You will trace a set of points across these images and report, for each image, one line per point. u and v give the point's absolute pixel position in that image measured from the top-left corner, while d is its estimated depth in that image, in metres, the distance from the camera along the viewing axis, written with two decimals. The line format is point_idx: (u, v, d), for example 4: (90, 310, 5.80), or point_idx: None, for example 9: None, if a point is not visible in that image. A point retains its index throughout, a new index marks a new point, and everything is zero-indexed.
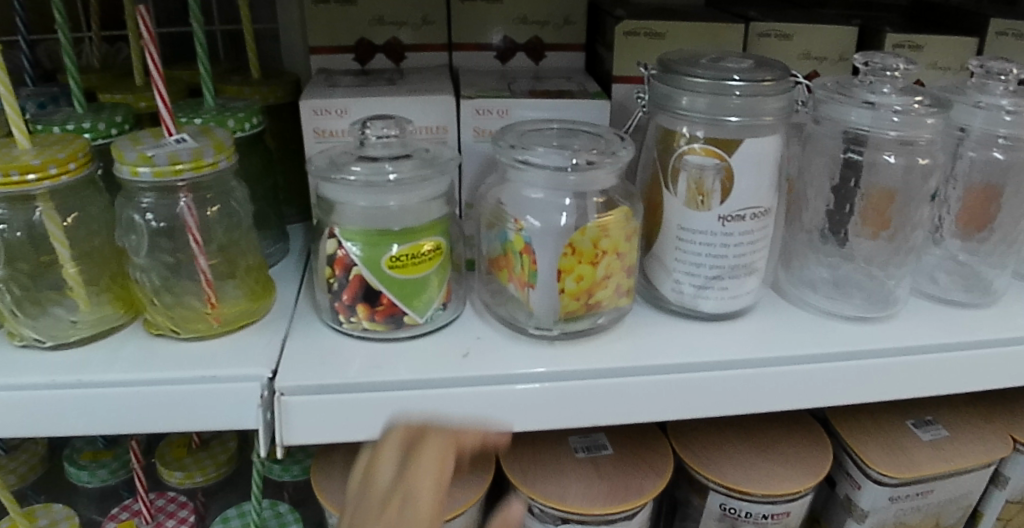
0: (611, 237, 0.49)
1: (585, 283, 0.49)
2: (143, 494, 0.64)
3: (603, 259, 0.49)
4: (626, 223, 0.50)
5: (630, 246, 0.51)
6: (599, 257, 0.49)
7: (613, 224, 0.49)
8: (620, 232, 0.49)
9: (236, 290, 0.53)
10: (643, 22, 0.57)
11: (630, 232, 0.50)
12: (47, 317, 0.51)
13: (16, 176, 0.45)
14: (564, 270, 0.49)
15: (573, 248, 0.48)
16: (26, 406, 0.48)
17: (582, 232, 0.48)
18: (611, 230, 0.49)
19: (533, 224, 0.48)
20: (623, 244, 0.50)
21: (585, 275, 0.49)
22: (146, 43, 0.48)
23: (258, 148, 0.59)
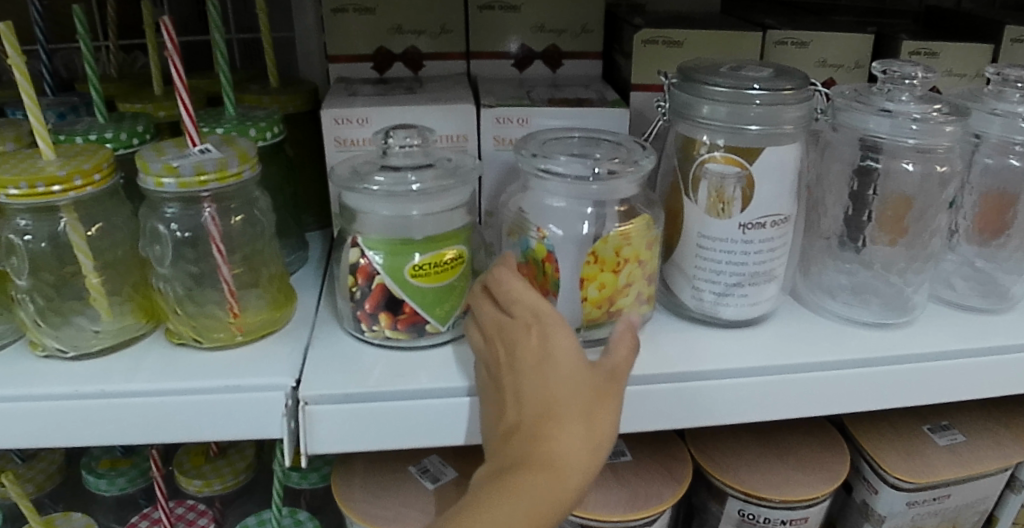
0: (633, 245, 0.49)
1: (607, 291, 0.50)
2: (163, 502, 0.64)
3: (625, 267, 0.50)
4: (648, 231, 0.50)
5: (651, 253, 0.51)
6: (622, 265, 0.49)
7: (636, 232, 0.49)
8: (642, 239, 0.50)
9: (259, 299, 0.53)
10: (662, 31, 0.57)
11: (651, 240, 0.50)
12: (71, 327, 0.51)
13: (42, 188, 0.46)
14: (587, 278, 0.49)
15: (596, 256, 0.49)
16: (51, 416, 0.48)
17: (606, 241, 0.48)
18: (633, 238, 0.49)
19: (555, 233, 0.49)
20: (645, 251, 0.50)
21: (607, 283, 0.49)
22: (170, 53, 0.48)
23: (278, 157, 0.59)
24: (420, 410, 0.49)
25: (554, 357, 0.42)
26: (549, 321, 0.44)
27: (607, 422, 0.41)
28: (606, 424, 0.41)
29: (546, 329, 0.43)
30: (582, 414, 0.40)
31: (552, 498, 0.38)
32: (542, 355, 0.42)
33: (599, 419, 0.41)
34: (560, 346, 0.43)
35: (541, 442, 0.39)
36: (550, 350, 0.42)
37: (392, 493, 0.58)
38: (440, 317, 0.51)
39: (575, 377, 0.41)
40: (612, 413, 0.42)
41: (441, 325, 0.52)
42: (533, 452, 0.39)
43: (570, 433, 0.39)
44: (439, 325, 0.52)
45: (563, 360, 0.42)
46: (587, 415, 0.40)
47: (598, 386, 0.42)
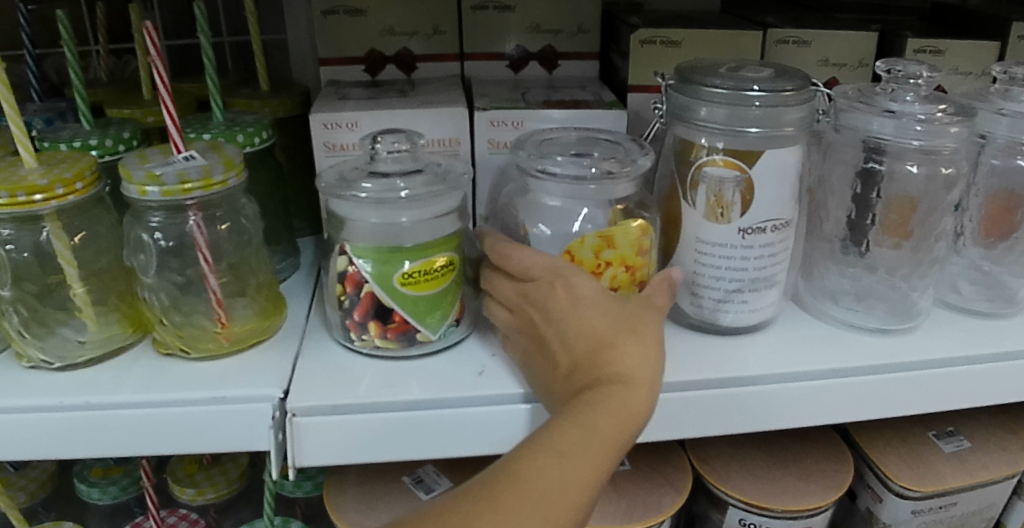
0: (616, 249, 0.47)
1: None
2: (155, 512, 0.63)
3: (607, 272, 0.47)
4: (636, 238, 0.48)
5: (642, 262, 0.48)
6: (602, 269, 0.47)
7: (620, 236, 0.47)
8: (628, 245, 0.47)
9: (247, 308, 0.52)
10: (659, 30, 0.56)
11: (640, 246, 0.48)
12: (55, 337, 0.50)
13: (22, 197, 0.45)
14: None
15: (572, 256, 0.47)
16: (35, 429, 0.47)
17: (582, 239, 0.47)
18: (614, 241, 0.47)
19: (544, 233, 0.48)
20: (633, 259, 0.48)
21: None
22: (154, 59, 0.48)
23: (268, 162, 0.58)
24: (411, 422, 0.48)
25: (585, 299, 0.43)
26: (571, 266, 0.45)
27: (659, 337, 0.43)
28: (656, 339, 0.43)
29: (571, 273, 0.45)
30: (634, 333, 0.42)
31: (637, 404, 0.39)
32: (573, 300, 0.44)
33: (646, 332, 0.42)
34: (591, 284, 0.44)
35: (606, 360, 0.41)
36: (581, 293, 0.44)
37: (386, 504, 0.57)
38: (431, 326, 0.50)
39: (616, 309, 0.43)
40: (658, 329, 0.44)
41: (431, 333, 0.50)
42: (602, 376, 0.40)
43: (631, 349, 0.41)
44: (430, 334, 0.50)
45: (596, 296, 0.44)
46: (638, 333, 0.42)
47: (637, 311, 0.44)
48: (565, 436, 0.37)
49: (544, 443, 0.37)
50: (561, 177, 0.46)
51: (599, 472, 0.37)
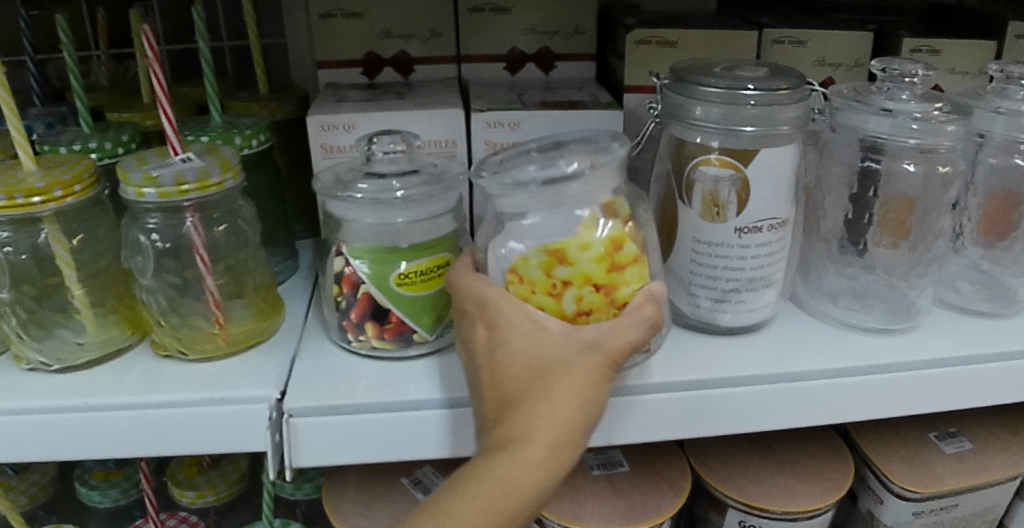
0: (572, 266, 0.42)
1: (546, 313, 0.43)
2: (154, 515, 0.63)
3: (566, 290, 0.42)
4: (601, 253, 0.42)
5: (615, 278, 0.43)
6: (561, 287, 0.42)
7: (582, 249, 0.42)
8: (590, 260, 0.42)
9: (244, 310, 0.53)
10: (654, 31, 0.56)
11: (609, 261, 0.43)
12: (54, 339, 0.50)
13: (20, 199, 0.45)
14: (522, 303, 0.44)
15: (520, 276, 0.43)
16: (33, 430, 0.47)
17: (527, 256, 0.43)
18: (566, 258, 0.42)
19: (512, 250, 0.44)
20: (603, 276, 0.42)
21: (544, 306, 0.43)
22: (151, 62, 0.48)
23: (267, 164, 0.59)
24: (408, 423, 0.47)
25: (504, 342, 0.41)
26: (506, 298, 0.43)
27: (591, 386, 0.39)
28: (585, 389, 0.39)
29: (505, 308, 0.42)
30: (555, 382, 0.39)
31: (525, 471, 0.37)
32: (495, 342, 0.42)
33: (562, 386, 0.39)
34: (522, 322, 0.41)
35: (521, 416, 0.39)
36: (503, 335, 0.42)
37: (385, 507, 0.57)
38: (428, 327, 0.50)
39: (535, 355, 0.40)
40: (591, 382, 0.39)
41: (429, 334, 0.51)
42: (501, 435, 0.39)
43: (548, 400, 0.38)
44: (427, 334, 0.51)
45: (525, 335, 0.41)
46: (561, 380, 0.39)
47: (566, 353, 0.40)
48: (448, 499, 0.38)
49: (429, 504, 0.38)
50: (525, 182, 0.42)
51: None
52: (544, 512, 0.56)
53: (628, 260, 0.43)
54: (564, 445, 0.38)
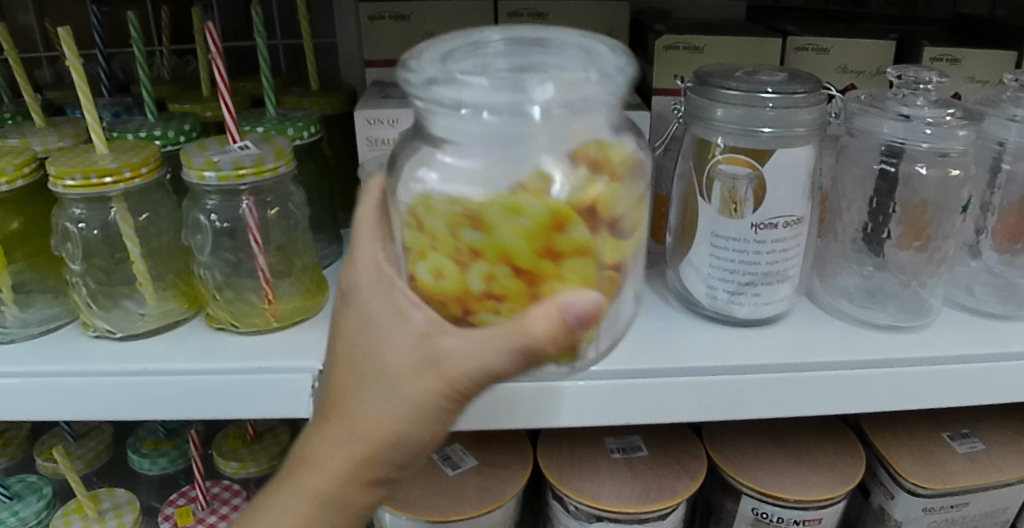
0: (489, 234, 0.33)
1: (445, 282, 0.35)
2: (200, 480, 0.68)
3: (474, 263, 0.34)
4: (529, 226, 0.33)
5: (549, 268, 0.33)
6: (469, 257, 0.34)
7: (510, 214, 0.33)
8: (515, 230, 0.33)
9: (292, 287, 0.57)
10: (682, 36, 0.59)
11: (535, 228, 0.33)
12: (119, 309, 0.55)
13: (94, 179, 0.50)
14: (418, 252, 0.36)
15: (422, 224, 0.35)
16: (98, 390, 0.52)
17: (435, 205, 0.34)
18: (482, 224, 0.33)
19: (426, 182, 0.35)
20: (525, 256, 0.33)
21: (444, 270, 0.35)
22: (215, 57, 0.53)
23: (316, 155, 0.63)
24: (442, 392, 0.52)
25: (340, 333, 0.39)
26: (380, 293, 0.37)
27: (406, 423, 0.36)
28: (386, 414, 0.36)
29: (365, 326, 0.37)
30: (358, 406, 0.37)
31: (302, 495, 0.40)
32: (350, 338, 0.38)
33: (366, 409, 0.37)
34: (365, 347, 0.37)
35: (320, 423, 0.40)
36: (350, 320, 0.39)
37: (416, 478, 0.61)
38: None
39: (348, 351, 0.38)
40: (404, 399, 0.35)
41: None
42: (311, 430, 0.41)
43: (362, 414, 0.37)
44: None
45: (361, 334, 0.37)
46: (381, 394, 0.36)
47: (395, 387, 0.36)
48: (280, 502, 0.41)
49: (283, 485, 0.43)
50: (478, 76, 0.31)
51: None
52: (565, 490, 0.59)
53: (569, 248, 0.33)
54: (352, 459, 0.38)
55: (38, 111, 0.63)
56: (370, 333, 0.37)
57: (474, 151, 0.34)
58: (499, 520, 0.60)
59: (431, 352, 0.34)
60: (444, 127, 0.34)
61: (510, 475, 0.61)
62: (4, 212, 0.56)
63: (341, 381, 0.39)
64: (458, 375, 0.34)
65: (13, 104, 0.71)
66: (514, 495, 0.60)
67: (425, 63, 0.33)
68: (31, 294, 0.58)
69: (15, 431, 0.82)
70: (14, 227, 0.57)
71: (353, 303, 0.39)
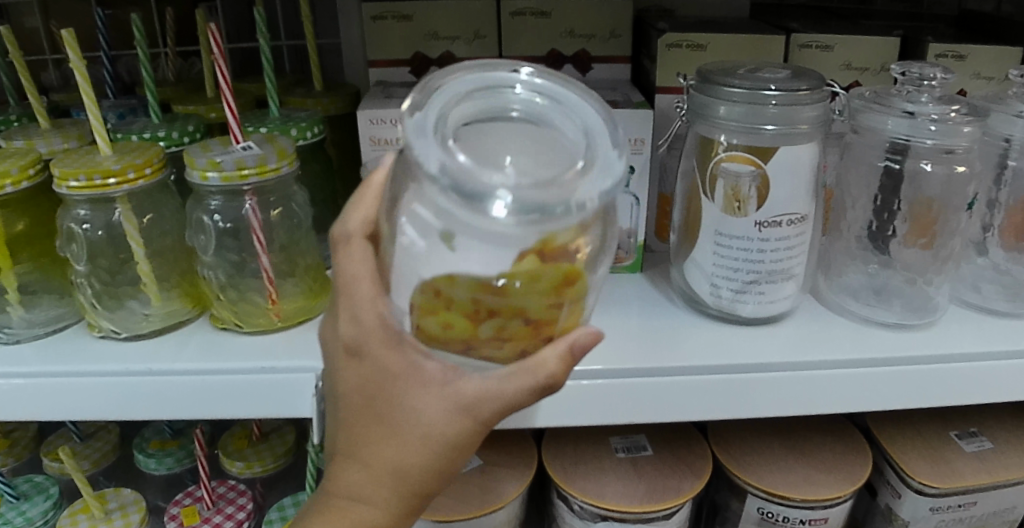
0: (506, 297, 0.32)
1: (454, 334, 0.34)
2: (205, 480, 0.68)
3: (489, 320, 0.33)
4: (546, 287, 0.33)
5: (553, 313, 0.34)
6: (485, 316, 0.33)
7: (529, 280, 0.32)
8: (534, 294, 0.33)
9: (296, 287, 0.57)
10: (685, 34, 0.59)
11: (553, 291, 0.33)
12: (124, 310, 0.56)
13: (98, 180, 0.50)
14: (423, 310, 0.34)
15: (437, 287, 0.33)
16: (103, 391, 0.52)
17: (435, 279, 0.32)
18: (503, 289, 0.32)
19: (413, 241, 0.32)
20: (540, 313, 0.33)
21: (454, 325, 0.34)
22: (218, 58, 0.53)
23: (319, 155, 0.63)
24: None
25: (349, 389, 0.37)
26: (390, 350, 0.35)
27: (444, 458, 0.36)
28: (424, 458, 0.36)
29: (383, 382, 0.36)
30: (392, 454, 0.36)
31: None
32: (364, 392, 0.36)
33: (400, 456, 0.36)
34: (388, 400, 0.36)
35: (344, 480, 0.38)
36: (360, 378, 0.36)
37: None
38: None
39: (362, 406, 0.36)
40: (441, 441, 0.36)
41: None
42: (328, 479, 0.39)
43: (395, 461, 0.37)
44: None
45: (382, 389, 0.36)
46: (417, 443, 0.36)
47: (426, 432, 0.36)
48: None
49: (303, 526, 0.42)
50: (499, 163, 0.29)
51: None
52: (570, 490, 0.59)
53: (577, 298, 0.35)
54: (383, 499, 0.38)
55: (42, 113, 0.63)
56: (392, 387, 0.36)
57: (488, 240, 0.30)
58: (504, 520, 0.60)
59: (458, 393, 0.35)
60: (443, 203, 0.30)
61: (514, 475, 0.61)
62: (9, 214, 0.56)
63: (350, 432, 0.37)
64: (488, 412, 0.35)
65: (19, 106, 0.72)
66: (518, 494, 0.59)
67: (429, 145, 0.29)
68: (36, 294, 0.58)
69: (22, 432, 0.82)
70: (19, 228, 0.57)
71: (360, 357, 0.36)
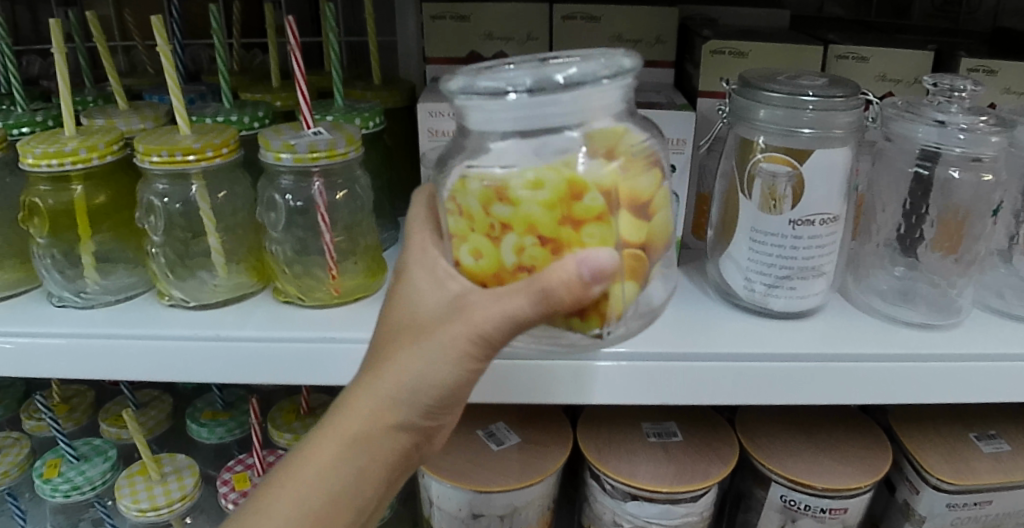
0: (506, 204, 0.38)
1: (484, 263, 0.40)
2: (257, 448, 0.72)
3: (504, 236, 0.38)
4: (550, 198, 0.37)
5: (570, 234, 0.37)
6: (501, 232, 0.38)
7: (531, 190, 0.37)
8: (539, 203, 0.37)
9: (355, 266, 0.61)
10: (728, 42, 0.62)
11: (560, 204, 0.37)
12: (194, 280, 0.60)
13: (179, 156, 0.55)
14: (460, 236, 0.41)
15: (461, 209, 0.40)
16: (175, 353, 0.56)
17: (544, 183, 0.37)
18: (509, 197, 0.37)
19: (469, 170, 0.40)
20: (552, 229, 0.37)
21: (478, 248, 0.40)
22: (293, 49, 0.57)
23: (378, 144, 0.67)
24: None
25: (396, 305, 0.44)
26: (422, 268, 0.44)
27: (439, 366, 0.40)
28: (425, 360, 0.41)
29: (403, 296, 0.44)
30: (405, 347, 0.42)
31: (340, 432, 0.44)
32: (409, 304, 0.43)
33: (410, 354, 0.41)
34: (405, 307, 0.43)
35: (364, 376, 0.43)
36: (417, 293, 0.43)
37: (461, 450, 0.64)
38: None
39: (396, 312, 0.44)
40: (444, 346, 0.40)
41: None
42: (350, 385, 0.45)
43: (400, 360, 0.42)
44: None
45: (422, 292, 0.43)
46: (419, 342, 0.41)
47: (427, 333, 0.41)
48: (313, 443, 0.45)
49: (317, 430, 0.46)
50: (604, 68, 0.37)
51: (311, 477, 0.44)
52: (603, 468, 0.62)
53: (588, 215, 0.37)
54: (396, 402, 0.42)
55: (121, 95, 0.68)
56: (416, 294, 0.43)
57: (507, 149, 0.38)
58: (539, 495, 0.63)
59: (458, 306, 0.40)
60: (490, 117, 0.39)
61: (551, 451, 0.64)
62: (92, 186, 0.61)
63: (376, 337, 0.44)
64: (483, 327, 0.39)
65: (95, 89, 0.77)
66: (555, 471, 0.63)
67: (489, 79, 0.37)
68: (112, 263, 0.63)
69: (81, 398, 0.88)
70: (100, 200, 0.62)
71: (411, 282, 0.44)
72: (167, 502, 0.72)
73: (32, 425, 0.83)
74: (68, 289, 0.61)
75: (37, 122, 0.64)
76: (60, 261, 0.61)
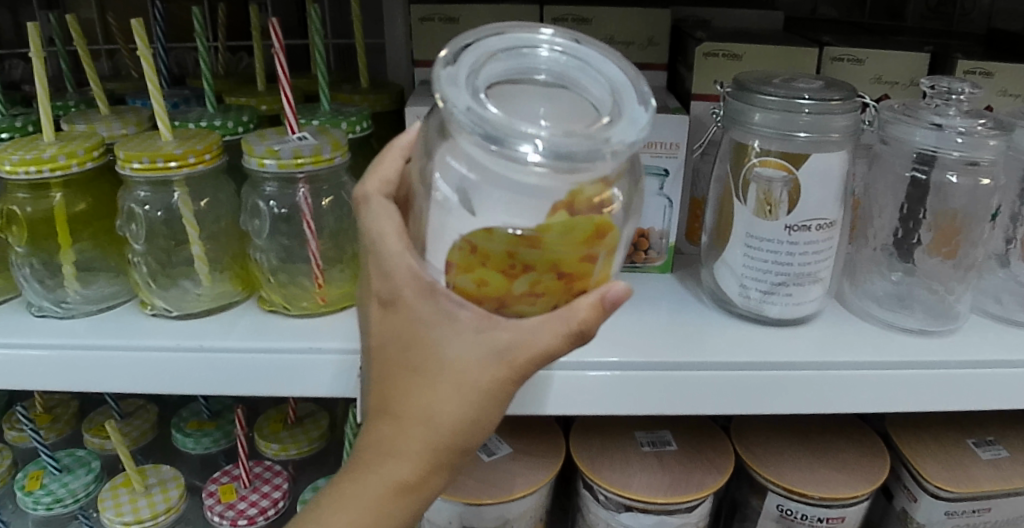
0: (541, 249, 0.33)
1: (488, 291, 0.35)
2: (243, 459, 0.71)
3: (524, 275, 0.34)
4: (581, 239, 0.34)
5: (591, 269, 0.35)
6: (520, 271, 0.34)
7: (564, 231, 0.33)
8: (568, 245, 0.34)
9: (342, 274, 0.60)
10: (722, 44, 0.61)
11: (587, 243, 0.34)
12: (177, 289, 0.59)
13: (160, 163, 0.53)
14: (462, 267, 0.35)
15: (474, 245, 0.34)
16: (156, 364, 0.55)
17: (578, 225, 0.33)
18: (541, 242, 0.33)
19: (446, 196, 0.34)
20: (575, 266, 0.35)
21: (489, 282, 0.35)
22: (277, 52, 0.56)
23: (366, 149, 0.66)
24: None
25: (399, 342, 0.38)
26: (414, 296, 0.37)
27: (482, 404, 0.37)
28: (462, 403, 0.37)
29: (413, 332, 0.38)
30: (437, 395, 0.37)
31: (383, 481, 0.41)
32: (418, 342, 0.38)
33: (445, 401, 0.37)
34: (424, 348, 0.37)
35: (393, 424, 0.39)
36: (424, 328, 0.37)
37: None
38: None
39: (404, 351, 0.38)
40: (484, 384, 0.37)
41: None
42: (375, 433, 0.41)
43: (433, 407, 0.38)
44: None
45: (431, 330, 0.37)
46: (451, 388, 0.37)
47: (458, 376, 0.37)
48: (354, 494, 0.42)
49: (351, 474, 0.43)
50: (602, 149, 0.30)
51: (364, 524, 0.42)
52: (595, 479, 0.61)
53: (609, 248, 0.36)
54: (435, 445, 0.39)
55: (102, 98, 0.67)
56: (424, 330, 0.37)
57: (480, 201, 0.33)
58: (531, 506, 0.62)
59: (492, 346, 0.36)
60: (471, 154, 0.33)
61: (544, 461, 0.63)
62: (72, 193, 0.59)
63: (390, 379, 0.39)
64: (526, 360, 0.36)
65: (76, 93, 0.75)
66: (547, 482, 0.62)
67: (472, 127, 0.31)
68: (93, 272, 0.61)
69: (64, 408, 0.86)
70: (80, 208, 0.60)
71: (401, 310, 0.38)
72: (151, 515, 0.70)
73: (14, 436, 0.82)
74: (48, 299, 0.59)
75: (17, 128, 0.63)
76: (40, 270, 0.59)
